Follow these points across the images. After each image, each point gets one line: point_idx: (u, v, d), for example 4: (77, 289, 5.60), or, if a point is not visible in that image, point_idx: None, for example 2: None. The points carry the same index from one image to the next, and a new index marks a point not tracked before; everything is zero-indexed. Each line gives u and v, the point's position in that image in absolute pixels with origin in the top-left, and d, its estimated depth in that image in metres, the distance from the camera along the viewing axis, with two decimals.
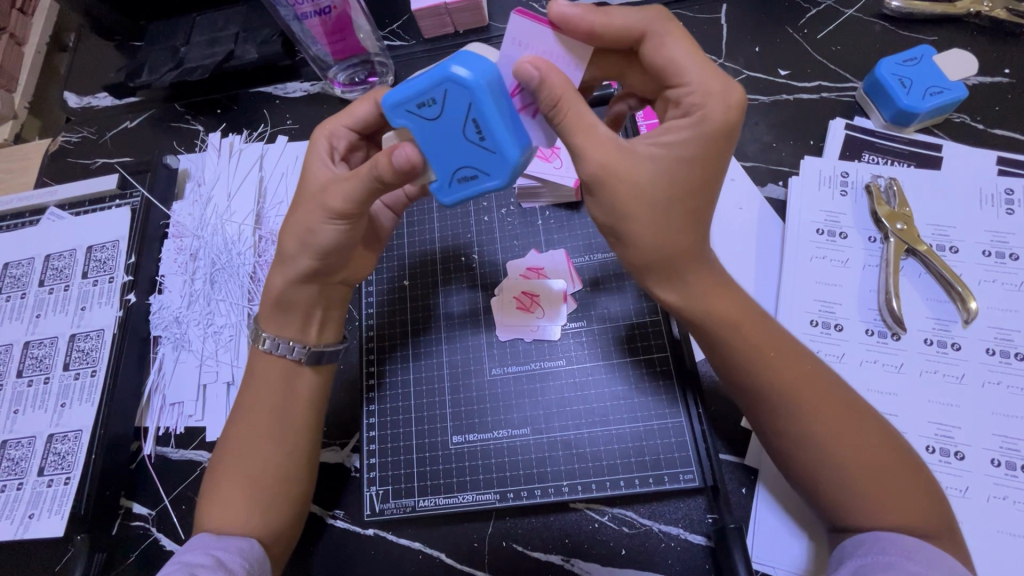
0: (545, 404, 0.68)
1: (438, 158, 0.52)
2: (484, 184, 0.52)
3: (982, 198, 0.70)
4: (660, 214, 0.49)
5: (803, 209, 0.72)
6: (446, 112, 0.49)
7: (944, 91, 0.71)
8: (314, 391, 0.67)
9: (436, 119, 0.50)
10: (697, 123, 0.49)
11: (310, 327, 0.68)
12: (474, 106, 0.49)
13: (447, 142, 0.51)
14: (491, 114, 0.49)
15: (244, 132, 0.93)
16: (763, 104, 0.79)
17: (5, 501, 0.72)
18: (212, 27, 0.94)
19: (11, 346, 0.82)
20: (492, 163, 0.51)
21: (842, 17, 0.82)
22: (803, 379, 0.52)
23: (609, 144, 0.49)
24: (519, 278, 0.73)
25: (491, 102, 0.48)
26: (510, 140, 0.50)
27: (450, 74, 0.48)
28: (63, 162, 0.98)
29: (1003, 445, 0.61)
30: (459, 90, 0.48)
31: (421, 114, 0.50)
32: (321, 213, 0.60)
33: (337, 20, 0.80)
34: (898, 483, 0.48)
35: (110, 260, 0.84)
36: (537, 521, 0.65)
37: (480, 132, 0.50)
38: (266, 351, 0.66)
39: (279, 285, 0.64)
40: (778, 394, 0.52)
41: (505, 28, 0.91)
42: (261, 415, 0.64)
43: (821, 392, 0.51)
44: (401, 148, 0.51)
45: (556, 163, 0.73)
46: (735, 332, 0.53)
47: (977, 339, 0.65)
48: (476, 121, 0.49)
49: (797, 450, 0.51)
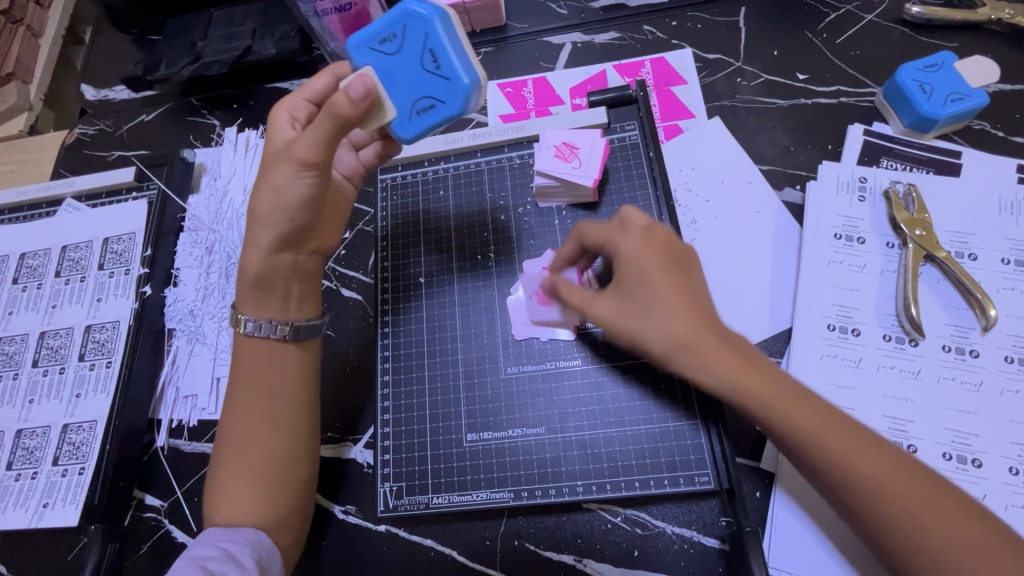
0: (560, 404, 0.68)
1: (398, 86, 0.58)
2: (441, 111, 0.58)
3: (1002, 206, 0.70)
4: (665, 298, 0.53)
5: (820, 213, 0.72)
6: (404, 45, 0.58)
7: (966, 97, 0.70)
8: (304, 368, 0.68)
9: (396, 53, 0.58)
10: (619, 228, 0.59)
11: (290, 303, 0.67)
12: (428, 38, 0.57)
13: (405, 73, 0.58)
14: (442, 44, 0.57)
15: (260, 126, 0.93)
16: (781, 108, 0.79)
17: (20, 490, 0.73)
18: (231, 22, 0.95)
19: (27, 336, 0.82)
20: (446, 91, 0.57)
21: (862, 22, 0.82)
22: (846, 438, 0.47)
23: (616, 319, 0.56)
24: (534, 278, 0.73)
25: (443, 34, 0.57)
26: (461, 68, 0.57)
27: (407, 11, 0.57)
28: (80, 154, 0.98)
29: (1021, 453, 0.61)
30: (416, 25, 0.57)
31: (382, 49, 0.58)
32: (290, 165, 0.59)
33: (356, 16, 0.81)
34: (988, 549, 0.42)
35: (126, 252, 0.84)
36: (550, 520, 0.65)
37: (434, 61, 0.57)
38: (248, 333, 0.66)
39: (256, 261, 0.64)
40: (826, 466, 0.47)
41: (523, 27, 0.90)
42: (256, 399, 0.64)
43: (859, 440, 0.47)
44: (357, 79, 0.52)
45: (574, 163, 0.72)
46: (771, 406, 0.49)
47: (996, 347, 0.64)
48: (431, 50, 0.57)
49: (873, 521, 0.46)
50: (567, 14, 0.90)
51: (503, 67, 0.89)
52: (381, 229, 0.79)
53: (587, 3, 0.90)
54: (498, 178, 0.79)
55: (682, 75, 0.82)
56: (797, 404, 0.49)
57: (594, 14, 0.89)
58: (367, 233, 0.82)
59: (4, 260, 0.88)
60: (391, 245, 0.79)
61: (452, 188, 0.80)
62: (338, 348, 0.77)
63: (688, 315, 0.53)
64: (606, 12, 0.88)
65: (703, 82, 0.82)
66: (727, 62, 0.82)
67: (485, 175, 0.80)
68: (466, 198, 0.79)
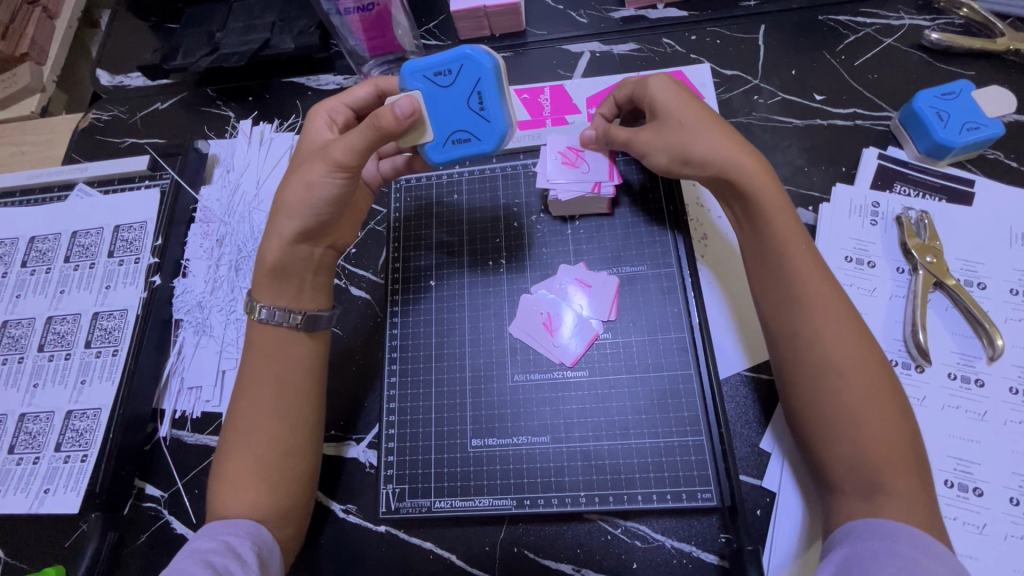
0: (566, 413, 0.68)
1: (440, 118, 0.61)
2: (475, 147, 0.62)
3: (1013, 237, 0.70)
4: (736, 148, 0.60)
5: (832, 235, 0.72)
6: (457, 81, 0.60)
7: (982, 127, 0.71)
8: (314, 358, 0.68)
9: (447, 87, 0.60)
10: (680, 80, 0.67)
11: (305, 292, 0.68)
12: (479, 82, 0.60)
13: (451, 107, 0.61)
14: (491, 89, 0.60)
15: (275, 121, 0.93)
16: (797, 128, 0.79)
17: (20, 475, 0.73)
18: (249, 14, 0.95)
19: (34, 320, 0.82)
20: (484, 130, 0.61)
21: (881, 46, 0.82)
22: (850, 326, 0.54)
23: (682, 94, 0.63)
24: (567, 281, 0.73)
25: (494, 81, 0.60)
26: (502, 112, 0.61)
27: (465, 53, 0.59)
28: (93, 139, 0.98)
29: (1022, 484, 0.61)
30: (472, 67, 0.60)
31: (435, 81, 0.60)
32: (324, 164, 0.62)
33: (378, 16, 0.82)
34: (893, 441, 0.50)
35: (136, 241, 0.85)
36: (550, 529, 0.65)
37: (480, 103, 0.61)
38: (261, 321, 0.66)
39: (275, 251, 0.65)
40: (822, 328, 0.54)
41: (543, 33, 0.90)
42: (265, 388, 0.64)
43: (839, 300, 0.55)
44: (404, 99, 0.57)
45: (583, 167, 0.72)
46: (802, 262, 0.57)
47: (1002, 377, 0.65)
48: (479, 93, 0.60)
49: (830, 387, 0.52)
50: (587, 23, 0.90)
51: (522, 73, 0.89)
52: (393, 230, 0.80)
53: (607, 12, 0.90)
54: (512, 183, 0.80)
55: (699, 90, 0.82)
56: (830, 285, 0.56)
57: (614, 25, 0.89)
58: (377, 231, 0.81)
59: (13, 243, 0.88)
60: (403, 244, 0.79)
61: (465, 192, 0.80)
62: (344, 345, 0.76)
63: (762, 173, 0.59)
64: (625, 24, 0.88)
65: (720, 98, 0.82)
66: (744, 80, 0.83)
67: (500, 180, 0.80)
68: (480, 201, 0.80)
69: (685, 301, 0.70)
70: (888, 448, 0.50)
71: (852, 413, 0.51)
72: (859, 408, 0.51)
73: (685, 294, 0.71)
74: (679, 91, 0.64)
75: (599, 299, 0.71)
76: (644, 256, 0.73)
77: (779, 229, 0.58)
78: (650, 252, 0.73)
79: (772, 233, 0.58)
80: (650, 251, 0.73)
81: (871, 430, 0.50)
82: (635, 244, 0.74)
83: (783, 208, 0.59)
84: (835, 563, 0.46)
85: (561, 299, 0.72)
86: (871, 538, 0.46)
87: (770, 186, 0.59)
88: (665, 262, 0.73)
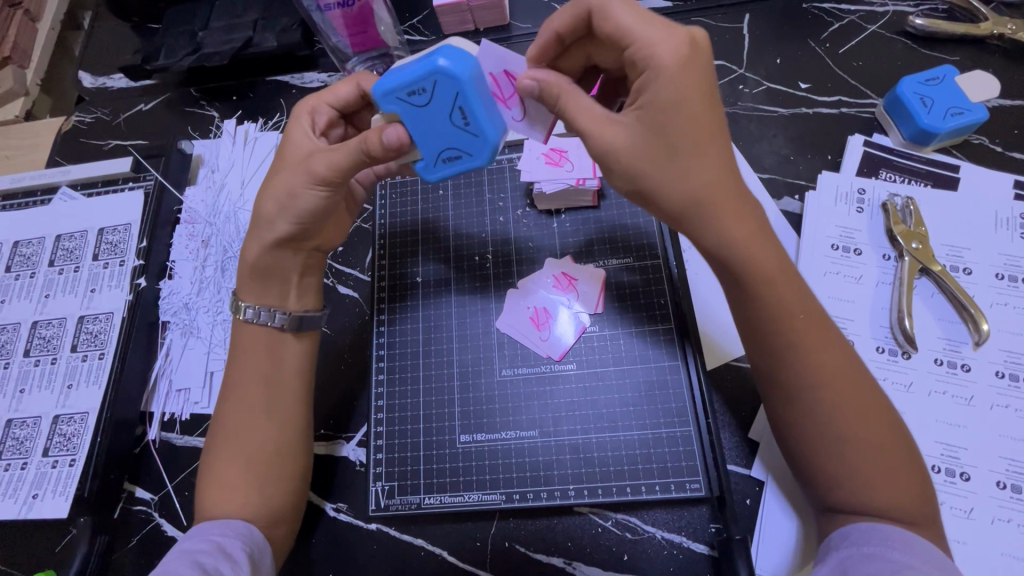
0: (554, 407, 0.68)
1: (425, 139, 0.57)
2: (467, 162, 0.58)
3: (998, 222, 0.70)
4: (722, 203, 0.49)
5: (818, 223, 0.72)
6: (434, 100, 0.54)
7: (965, 112, 0.70)
8: (301, 357, 0.67)
9: (425, 106, 0.54)
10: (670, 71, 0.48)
11: (290, 293, 0.68)
12: (459, 96, 0.53)
13: (434, 127, 0.56)
14: (474, 103, 0.54)
15: (259, 120, 0.93)
16: (782, 116, 0.79)
17: (8, 480, 0.73)
18: (231, 12, 0.94)
19: (19, 325, 0.82)
20: (474, 146, 0.57)
21: (865, 32, 0.82)
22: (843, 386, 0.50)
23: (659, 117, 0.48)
24: (553, 276, 0.73)
25: (476, 93, 0.53)
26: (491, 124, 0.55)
27: (435, 66, 0.52)
28: (76, 142, 0.97)
29: (1009, 468, 0.61)
30: (446, 81, 0.53)
31: (410, 101, 0.54)
32: (306, 177, 0.61)
33: (359, 12, 0.81)
34: (901, 491, 0.48)
35: (121, 243, 0.84)
36: (540, 523, 0.65)
37: (464, 118, 0.55)
38: (247, 320, 0.66)
39: (256, 252, 0.65)
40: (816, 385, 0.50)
41: (527, 27, 0.90)
42: (252, 386, 0.64)
43: (829, 354, 0.51)
44: (391, 129, 0.55)
45: (567, 166, 0.74)
46: (789, 320, 0.51)
47: (988, 361, 0.65)
48: (461, 108, 0.54)
49: (830, 448, 0.50)
50: None
51: None
52: (380, 227, 0.79)
53: None
54: (498, 178, 0.79)
55: None
56: (818, 339, 0.51)
57: None
58: (364, 229, 0.81)
59: None
60: (389, 241, 0.78)
61: (450, 188, 0.80)
62: (333, 344, 0.76)
63: (747, 227, 0.50)
64: None
65: None
66: (729, 69, 0.82)
67: (486, 175, 0.80)
68: (464, 196, 0.79)
69: (672, 292, 0.70)
70: (897, 499, 0.48)
71: (855, 470, 0.49)
72: (861, 464, 0.49)
73: (670, 285, 0.71)
74: (665, 111, 0.48)
75: (587, 295, 0.71)
76: (631, 248, 0.73)
77: (766, 285, 0.51)
78: (635, 244, 0.73)
79: (757, 298, 0.51)
80: (636, 243, 0.73)
81: (875, 482, 0.48)
82: (621, 236, 0.74)
83: (771, 263, 0.51)
84: (833, 565, 0.47)
85: (553, 298, 0.72)
86: (864, 544, 0.47)
87: (750, 237, 0.50)
88: (651, 253, 0.72)
